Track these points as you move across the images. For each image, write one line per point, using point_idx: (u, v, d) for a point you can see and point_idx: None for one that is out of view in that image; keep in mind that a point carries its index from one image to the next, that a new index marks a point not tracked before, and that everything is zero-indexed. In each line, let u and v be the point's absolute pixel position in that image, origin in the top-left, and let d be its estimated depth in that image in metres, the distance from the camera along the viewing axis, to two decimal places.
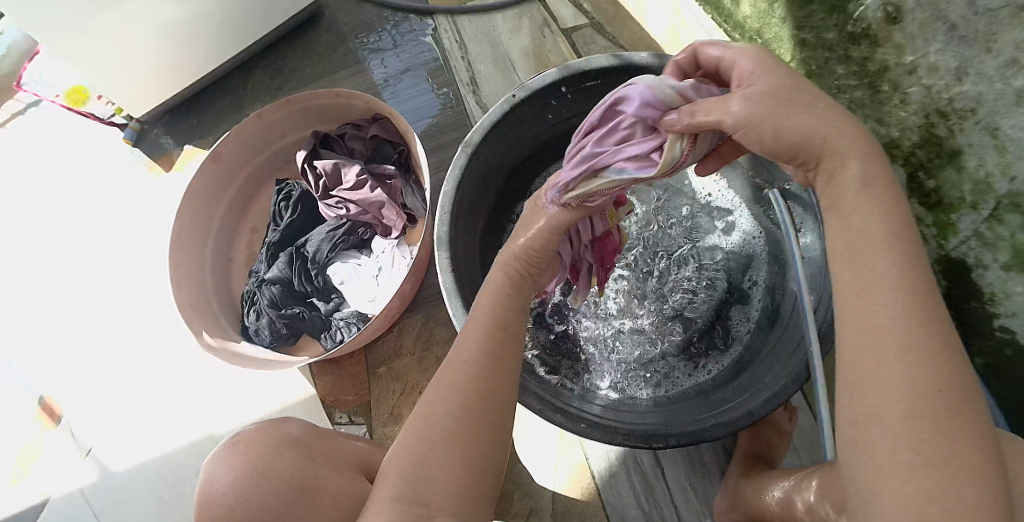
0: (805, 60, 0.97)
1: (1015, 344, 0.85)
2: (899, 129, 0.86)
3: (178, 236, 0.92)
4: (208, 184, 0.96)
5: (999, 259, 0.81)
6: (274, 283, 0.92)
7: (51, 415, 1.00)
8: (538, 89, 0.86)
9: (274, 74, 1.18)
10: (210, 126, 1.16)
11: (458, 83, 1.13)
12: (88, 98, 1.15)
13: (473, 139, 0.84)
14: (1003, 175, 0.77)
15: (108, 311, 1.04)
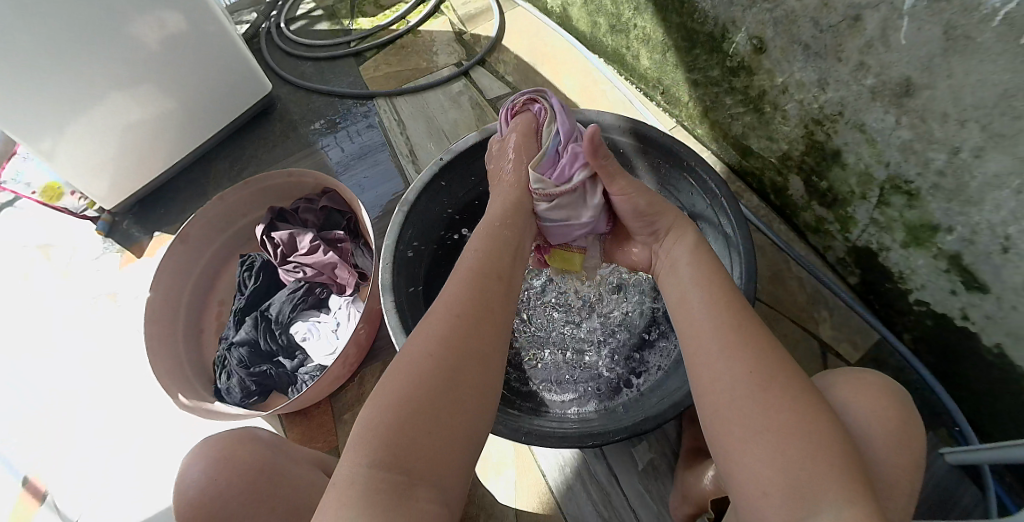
0: (700, 96, 1.14)
1: (932, 314, 0.98)
2: (787, 142, 1.03)
3: (154, 311, 1.00)
4: (178, 260, 1.05)
5: (897, 239, 0.96)
6: (242, 345, 0.99)
7: (34, 494, 0.97)
8: (463, 152, 1.04)
9: (233, 162, 1.30)
10: (177, 213, 1.26)
11: (399, 156, 1.25)
12: (62, 195, 1.27)
13: (409, 198, 0.98)
14: (879, 164, 0.90)
15: (77, 395, 1.06)
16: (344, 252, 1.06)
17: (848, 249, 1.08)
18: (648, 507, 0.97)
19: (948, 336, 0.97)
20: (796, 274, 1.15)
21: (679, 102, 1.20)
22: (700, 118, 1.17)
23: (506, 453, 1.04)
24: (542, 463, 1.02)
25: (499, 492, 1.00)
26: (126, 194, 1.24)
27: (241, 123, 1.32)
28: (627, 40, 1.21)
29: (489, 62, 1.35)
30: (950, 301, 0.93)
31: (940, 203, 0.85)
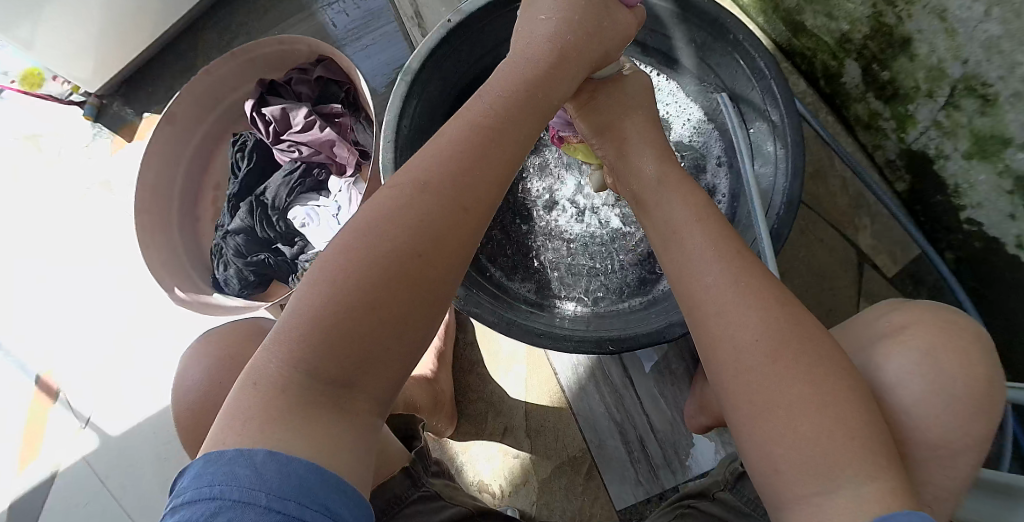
0: None
1: (982, 235, 0.88)
2: (849, 22, 0.85)
3: (145, 199, 1.04)
4: (167, 142, 1.06)
5: (960, 148, 0.82)
6: (238, 234, 1.00)
7: (48, 393, 1.10)
8: (471, 13, 0.93)
9: (221, 32, 1.25)
10: (166, 91, 1.24)
11: (404, 19, 1.11)
12: (44, 80, 1.21)
13: (410, 66, 0.89)
14: (955, 59, 0.73)
15: (87, 289, 1.15)
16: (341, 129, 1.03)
17: (901, 149, 0.93)
18: (661, 413, 1.00)
19: (995, 261, 0.88)
20: (840, 172, 1.03)
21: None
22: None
23: (518, 350, 1.07)
24: (555, 363, 1.05)
25: (513, 391, 1.06)
26: (114, 71, 1.21)
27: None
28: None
29: None
30: (1005, 226, 0.82)
31: (1019, 114, 0.71)
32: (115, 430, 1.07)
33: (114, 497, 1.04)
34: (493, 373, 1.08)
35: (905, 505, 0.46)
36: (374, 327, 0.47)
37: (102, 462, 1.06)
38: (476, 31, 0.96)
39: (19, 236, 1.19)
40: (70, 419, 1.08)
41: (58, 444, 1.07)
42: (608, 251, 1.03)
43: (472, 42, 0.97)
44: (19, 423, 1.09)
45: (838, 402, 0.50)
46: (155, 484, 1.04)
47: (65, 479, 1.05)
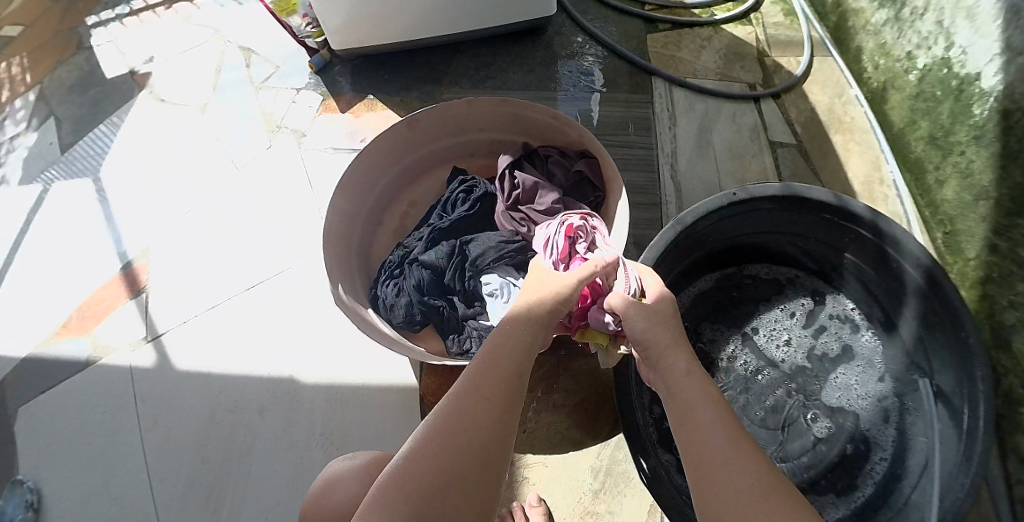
0: (988, 265, 0.92)
1: None
2: None
3: (349, 181, 0.93)
4: (395, 142, 0.96)
5: None
6: (426, 267, 0.90)
7: (131, 284, 1.00)
8: (759, 197, 0.82)
9: (480, 65, 1.20)
10: (398, 86, 1.16)
11: (658, 150, 1.11)
12: (294, 12, 1.12)
13: (686, 219, 0.80)
14: None
15: (225, 211, 1.04)
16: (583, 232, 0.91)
17: None
18: None
19: None
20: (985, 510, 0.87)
21: (959, 253, 0.98)
22: (970, 283, 0.96)
23: (637, 513, 0.81)
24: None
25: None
26: (356, 44, 1.12)
27: (496, 32, 1.20)
28: (942, 158, 0.99)
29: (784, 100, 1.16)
30: None
31: None
32: (180, 365, 0.94)
33: (139, 428, 0.92)
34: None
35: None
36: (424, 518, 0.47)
37: (146, 384, 0.94)
38: (753, 213, 0.86)
39: (178, 120, 1.14)
40: (139, 326, 0.97)
41: (111, 338, 0.97)
42: (817, 421, 0.91)
43: (741, 222, 0.88)
44: (84, 292, 1.01)
45: None
46: (186, 443, 0.90)
47: (94, 373, 0.95)
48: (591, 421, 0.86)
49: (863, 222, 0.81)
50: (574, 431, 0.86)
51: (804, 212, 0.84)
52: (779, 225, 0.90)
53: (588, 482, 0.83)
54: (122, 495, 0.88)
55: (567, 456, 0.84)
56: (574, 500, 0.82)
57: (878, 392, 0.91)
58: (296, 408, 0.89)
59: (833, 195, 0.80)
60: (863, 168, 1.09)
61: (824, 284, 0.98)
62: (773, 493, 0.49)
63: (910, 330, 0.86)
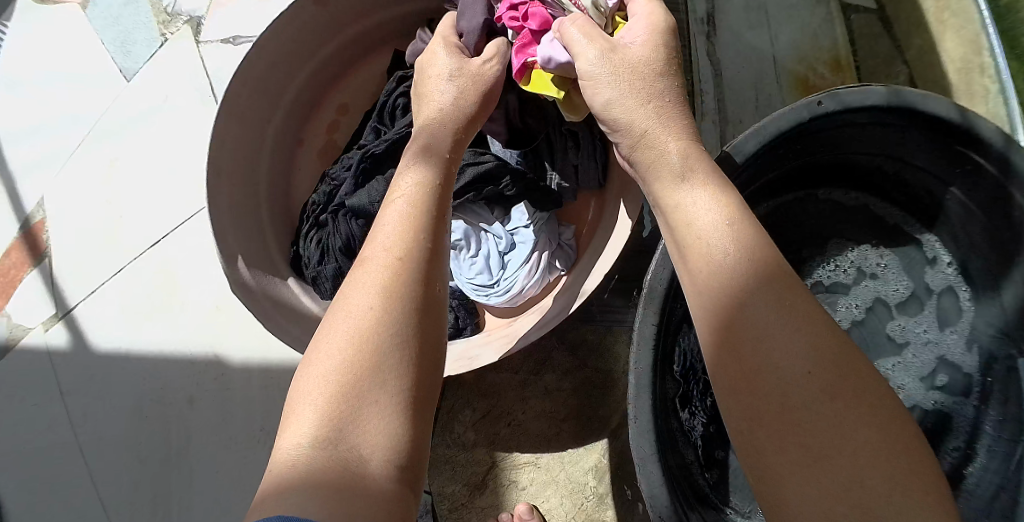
0: None
1: None
2: None
3: (240, 98, 0.68)
4: (303, 28, 0.70)
5: None
6: (357, 217, 0.69)
7: (32, 248, 0.83)
8: (849, 110, 0.56)
9: None
10: None
11: (690, 15, 0.82)
12: None
13: (746, 145, 0.54)
14: None
15: (130, 151, 0.84)
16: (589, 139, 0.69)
17: None
18: None
19: None
20: None
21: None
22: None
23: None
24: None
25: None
26: None
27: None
28: None
29: None
30: None
31: None
32: (97, 345, 0.79)
33: (70, 424, 0.78)
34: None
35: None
36: (347, 462, 0.33)
37: (66, 369, 0.79)
38: (838, 133, 0.60)
39: (63, 29, 0.89)
40: (45, 302, 0.81)
41: (19, 318, 0.81)
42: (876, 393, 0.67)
43: (827, 145, 0.62)
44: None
45: None
46: (119, 441, 0.77)
47: (12, 362, 0.80)
48: (592, 412, 0.68)
49: (987, 151, 0.56)
50: (573, 422, 0.68)
51: (907, 128, 0.59)
52: (863, 143, 0.63)
53: (591, 485, 0.67)
54: (60, 499, 0.77)
55: (565, 453, 0.68)
56: (574, 507, 0.67)
57: (962, 357, 0.65)
58: (230, 390, 0.76)
59: (952, 108, 0.55)
60: None
61: (921, 227, 0.68)
62: (841, 386, 0.33)
63: (1014, 295, 0.60)
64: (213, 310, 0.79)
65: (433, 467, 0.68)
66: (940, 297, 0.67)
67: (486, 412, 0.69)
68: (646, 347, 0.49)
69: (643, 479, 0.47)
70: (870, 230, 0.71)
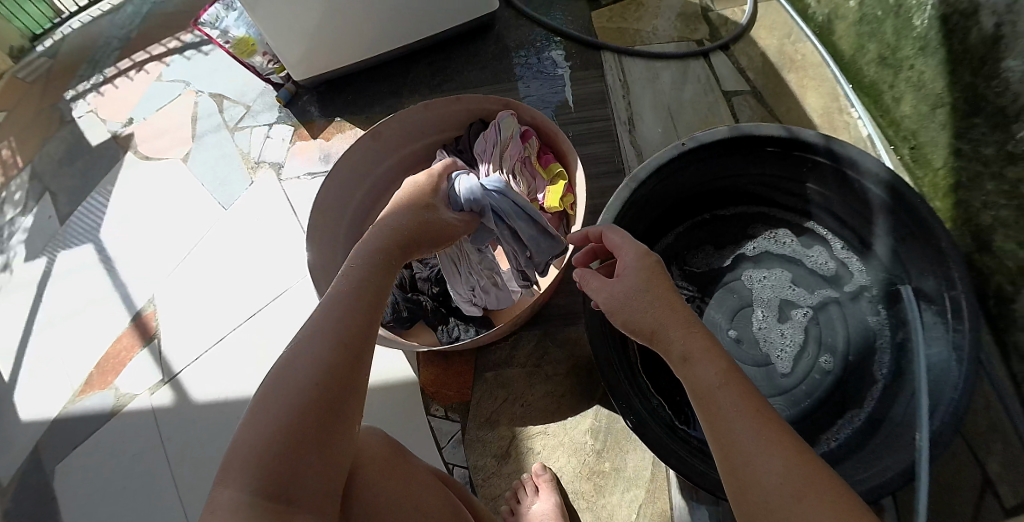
0: (955, 169, 0.95)
1: None
2: None
3: (324, 199, 1.00)
4: (362, 155, 1.02)
5: None
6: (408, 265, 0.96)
7: (142, 332, 1.09)
8: (708, 144, 0.82)
9: (434, 70, 1.28)
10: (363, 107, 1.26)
11: (616, 120, 1.14)
12: (253, 53, 1.26)
13: (639, 176, 0.80)
14: None
15: (215, 254, 1.14)
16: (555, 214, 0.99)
17: None
18: None
19: None
20: (988, 397, 0.91)
21: (927, 164, 1.00)
22: (944, 192, 0.98)
23: (643, 465, 0.83)
24: (676, 494, 0.80)
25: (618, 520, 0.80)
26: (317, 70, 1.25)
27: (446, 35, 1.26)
28: (894, 78, 1.03)
29: (731, 49, 1.18)
30: None
31: None
32: (193, 397, 1.01)
33: (170, 464, 0.98)
34: (602, 488, 0.82)
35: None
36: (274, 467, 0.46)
37: (165, 420, 1.01)
38: (705, 163, 0.86)
39: (166, 178, 1.24)
40: (151, 371, 1.04)
41: (130, 386, 1.04)
42: (801, 341, 0.90)
43: (700, 171, 0.87)
44: (99, 350, 1.08)
45: None
46: (209, 471, 0.96)
47: (121, 421, 1.01)
48: (585, 387, 0.88)
49: (818, 150, 0.82)
50: (571, 397, 0.88)
51: (759, 152, 0.85)
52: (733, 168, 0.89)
53: (590, 444, 0.85)
54: None
55: (567, 422, 0.86)
56: (579, 464, 0.84)
57: (862, 306, 0.89)
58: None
59: (781, 129, 0.81)
60: (823, 101, 1.12)
61: (799, 218, 0.94)
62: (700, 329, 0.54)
63: (884, 245, 0.85)
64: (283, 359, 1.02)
65: (468, 446, 0.87)
66: (839, 265, 0.92)
67: (505, 398, 0.89)
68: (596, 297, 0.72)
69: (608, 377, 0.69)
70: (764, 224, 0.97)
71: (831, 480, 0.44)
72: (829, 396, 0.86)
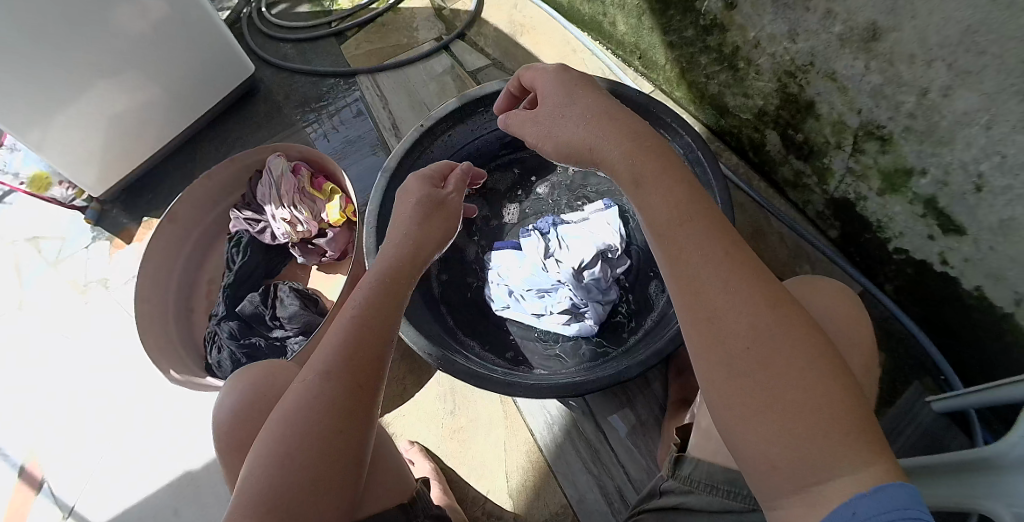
0: (676, 59, 1.14)
1: (911, 261, 0.98)
2: (762, 97, 1.04)
3: (143, 290, 1.02)
4: (167, 240, 1.07)
5: (873, 188, 0.96)
6: (233, 320, 1.01)
7: (31, 482, 1.09)
8: (442, 117, 1.03)
9: (219, 144, 1.34)
10: (166, 198, 1.31)
11: (381, 129, 1.26)
12: (51, 185, 1.29)
13: (389, 164, 0.99)
14: (851, 111, 0.91)
15: (71, 384, 1.16)
16: (344, 226, 1.08)
17: (827, 201, 1.07)
18: (638, 464, 0.94)
19: (929, 283, 0.97)
20: (778, 229, 1.13)
21: (655, 65, 1.20)
22: (677, 80, 1.18)
23: (494, 408, 1.00)
24: (531, 422, 0.98)
25: (488, 459, 0.97)
26: (115, 180, 1.28)
27: (217, 111, 1.34)
28: (603, 7, 1.20)
29: (468, 35, 1.35)
30: (928, 246, 0.94)
31: (913, 146, 0.86)
32: (97, 518, 1.04)
33: None
34: (471, 440, 0.99)
35: (893, 477, 0.49)
36: None
37: None
38: (453, 133, 1.07)
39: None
40: (51, 509, 1.06)
41: None
42: None
43: (449, 144, 1.08)
44: None
45: (824, 369, 0.52)
46: None
47: None
48: (418, 365, 1.06)
49: None
50: (412, 376, 1.05)
51: (490, 107, 1.06)
52: (483, 128, 1.10)
53: (443, 408, 1.02)
54: None
55: (417, 401, 1.03)
56: (440, 428, 1.00)
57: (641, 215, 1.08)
58: (201, 491, 1.04)
59: (503, 83, 1.03)
60: (557, 48, 1.29)
61: None
62: (664, 166, 0.63)
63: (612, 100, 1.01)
64: (168, 447, 1.08)
65: None
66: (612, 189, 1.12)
67: None
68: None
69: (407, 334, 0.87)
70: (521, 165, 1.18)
71: (764, 280, 0.56)
72: (632, 294, 1.03)
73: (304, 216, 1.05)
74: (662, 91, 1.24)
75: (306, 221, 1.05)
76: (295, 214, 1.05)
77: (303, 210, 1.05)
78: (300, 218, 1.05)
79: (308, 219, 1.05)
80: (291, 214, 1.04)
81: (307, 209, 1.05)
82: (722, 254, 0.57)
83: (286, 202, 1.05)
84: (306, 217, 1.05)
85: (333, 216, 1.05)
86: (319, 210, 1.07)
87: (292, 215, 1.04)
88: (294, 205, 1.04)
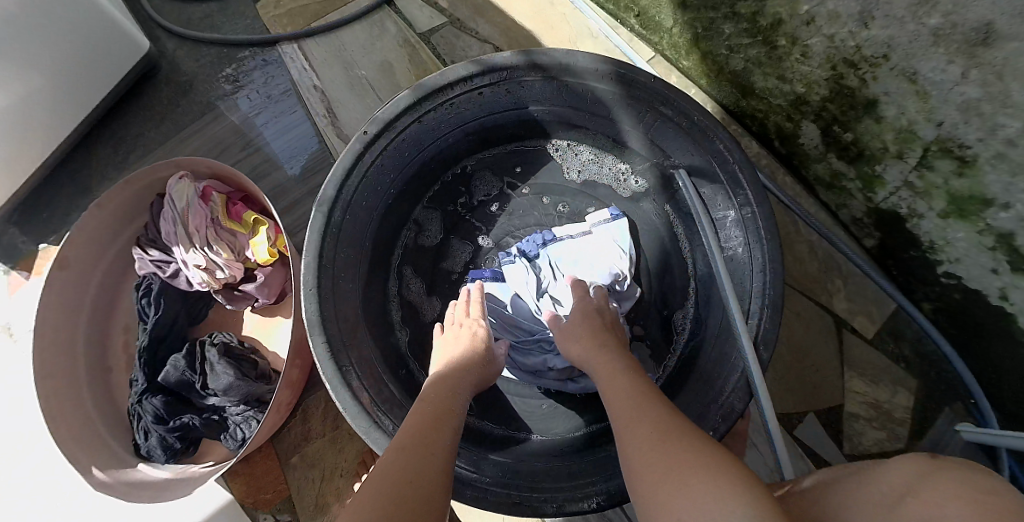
0: (690, 21, 0.91)
1: (962, 287, 0.84)
2: (804, 84, 0.82)
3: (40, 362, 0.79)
4: (62, 291, 0.83)
5: (935, 208, 0.78)
6: (156, 394, 0.83)
7: None
8: (391, 118, 0.78)
9: (117, 145, 1.07)
10: (59, 221, 1.05)
11: (315, 115, 1.03)
12: None
13: (326, 194, 0.75)
14: (928, 121, 0.71)
15: None
16: (275, 264, 0.89)
17: (869, 209, 0.89)
18: None
19: (982, 315, 0.83)
20: (806, 237, 0.96)
21: (659, 27, 0.97)
22: (686, 48, 0.96)
23: None
24: None
25: None
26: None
27: (110, 102, 1.06)
28: None
29: None
30: (987, 279, 0.79)
31: (1000, 175, 0.68)
32: None
33: None
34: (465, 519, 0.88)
35: None
36: None
37: None
38: (406, 138, 0.82)
39: None
40: None
41: None
42: None
43: (411, 145, 0.85)
44: None
45: None
46: None
47: None
48: None
49: (524, 67, 0.79)
50: None
51: (456, 96, 0.81)
52: (443, 125, 0.86)
53: None
54: None
55: None
56: None
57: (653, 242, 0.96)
58: None
59: (462, 70, 0.78)
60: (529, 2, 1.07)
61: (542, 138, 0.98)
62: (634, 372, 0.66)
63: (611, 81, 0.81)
64: None
65: None
66: (622, 201, 0.98)
67: None
68: (325, 359, 0.70)
69: (374, 444, 0.68)
70: (497, 168, 0.99)
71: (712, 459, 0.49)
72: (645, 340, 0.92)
73: (222, 257, 0.85)
74: (663, 57, 1.03)
75: (225, 262, 0.85)
76: (211, 256, 0.85)
77: (220, 251, 0.85)
78: (217, 260, 0.85)
79: (229, 260, 0.85)
80: (206, 255, 0.84)
81: (225, 248, 0.85)
82: (663, 440, 0.53)
83: (198, 241, 0.85)
84: (224, 259, 0.85)
85: (258, 256, 0.86)
86: (241, 247, 0.87)
87: (207, 257, 0.84)
88: (209, 246, 0.85)
